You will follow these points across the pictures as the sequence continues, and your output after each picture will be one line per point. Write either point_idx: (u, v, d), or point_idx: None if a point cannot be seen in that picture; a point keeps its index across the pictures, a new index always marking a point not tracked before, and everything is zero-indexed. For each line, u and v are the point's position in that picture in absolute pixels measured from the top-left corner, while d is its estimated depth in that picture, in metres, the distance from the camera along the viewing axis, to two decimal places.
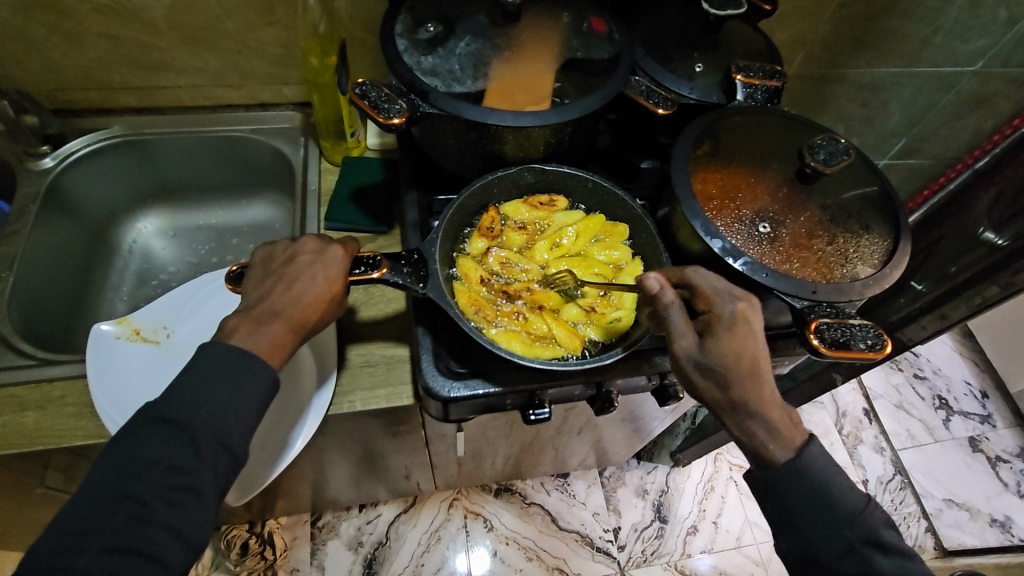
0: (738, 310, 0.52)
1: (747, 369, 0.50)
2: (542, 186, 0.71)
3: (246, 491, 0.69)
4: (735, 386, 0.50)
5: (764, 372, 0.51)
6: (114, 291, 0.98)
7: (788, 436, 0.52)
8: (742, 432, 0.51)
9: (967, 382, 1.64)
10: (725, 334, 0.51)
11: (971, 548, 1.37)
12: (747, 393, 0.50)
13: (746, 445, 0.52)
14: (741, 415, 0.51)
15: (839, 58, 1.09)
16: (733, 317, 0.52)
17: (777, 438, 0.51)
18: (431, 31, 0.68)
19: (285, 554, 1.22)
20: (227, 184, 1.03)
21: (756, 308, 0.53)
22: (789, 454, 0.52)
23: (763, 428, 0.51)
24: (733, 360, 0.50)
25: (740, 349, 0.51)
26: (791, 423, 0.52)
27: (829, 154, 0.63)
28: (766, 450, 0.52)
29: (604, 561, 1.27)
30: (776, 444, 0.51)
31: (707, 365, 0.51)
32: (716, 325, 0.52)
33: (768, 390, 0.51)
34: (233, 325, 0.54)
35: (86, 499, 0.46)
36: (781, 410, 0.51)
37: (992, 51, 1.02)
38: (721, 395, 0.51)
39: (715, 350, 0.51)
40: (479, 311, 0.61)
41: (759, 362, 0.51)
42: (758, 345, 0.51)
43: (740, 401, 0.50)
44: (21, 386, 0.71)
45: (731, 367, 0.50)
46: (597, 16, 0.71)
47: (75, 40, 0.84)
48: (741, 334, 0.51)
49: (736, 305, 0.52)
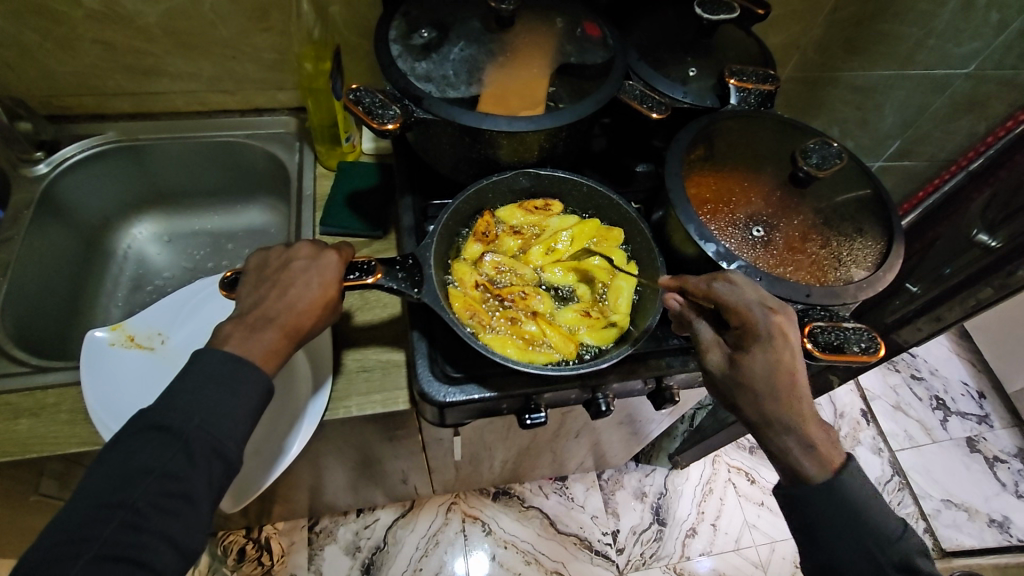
0: (774, 324, 0.52)
1: (779, 385, 0.51)
2: (538, 191, 0.71)
3: (242, 496, 0.69)
4: (769, 400, 0.51)
5: (800, 385, 0.51)
6: (110, 296, 0.97)
7: (826, 457, 0.51)
8: (776, 448, 0.52)
9: (964, 382, 1.64)
10: (758, 349, 0.52)
11: (970, 548, 1.37)
12: (781, 408, 0.50)
13: (779, 459, 0.52)
14: (775, 429, 0.51)
15: (833, 62, 1.06)
16: (768, 331, 0.51)
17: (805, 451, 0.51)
18: (425, 36, 0.68)
19: (282, 559, 1.22)
20: (223, 190, 1.03)
21: (792, 320, 0.53)
22: (827, 475, 0.51)
23: (799, 443, 0.51)
24: (766, 375, 0.51)
25: (775, 364, 0.51)
26: (829, 442, 0.51)
27: (822, 157, 0.63)
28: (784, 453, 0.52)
29: (603, 564, 1.26)
30: (814, 463, 0.51)
31: (737, 379, 0.52)
32: (749, 340, 0.52)
33: (804, 403, 0.51)
34: (228, 331, 0.54)
35: (78, 507, 0.45)
36: (819, 427, 0.51)
37: (984, 53, 1.05)
38: (753, 409, 0.52)
39: (745, 365, 0.52)
40: (473, 316, 0.61)
41: (795, 376, 0.51)
42: (795, 359, 0.51)
43: (773, 416, 0.51)
44: (15, 393, 0.71)
45: (761, 383, 0.51)
46: (591, 21, 0.72)
47: (68, 46, 0.84)
48: (777, 348, 0.51)
49: (771, 318, 0.52)
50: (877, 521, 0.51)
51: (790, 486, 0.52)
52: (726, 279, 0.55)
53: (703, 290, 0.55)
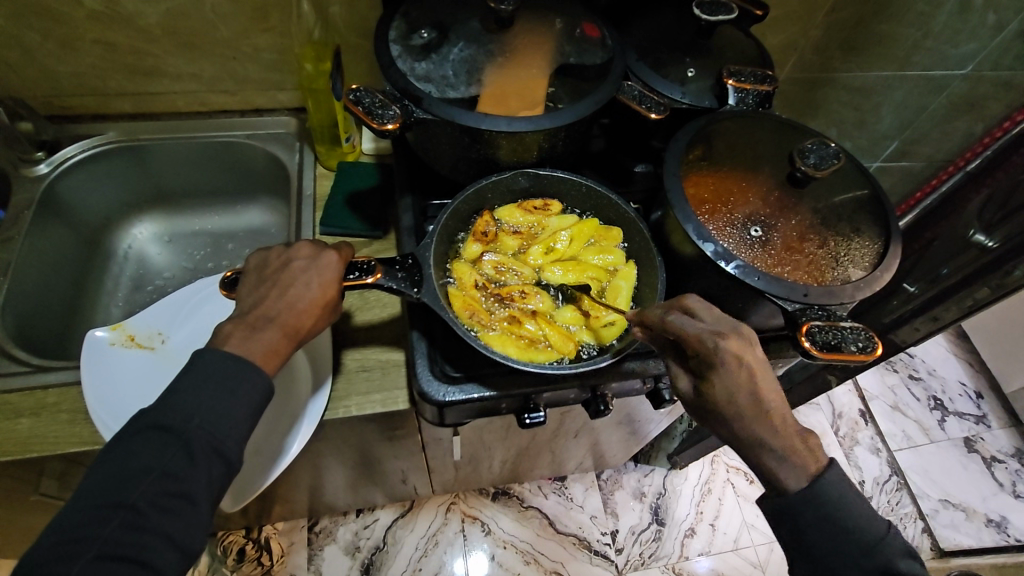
0: (727, 351, 0.51)
1: (747, 408, 0.51)
2: (536, 191, 0.71)
3: (242, 496, 0.69)
4: (738, 423, 0.51)
5: (766, 402, 0.51)
6: (110, 296, 0.98)
7: (804, 465, 0.51)
8: (757, 462, 0.52)
9: (962, 382, 1.64)
10: (718, 378, 0.51)
11: (967, 548, 1.37)
12: (751, 429, 0.51)
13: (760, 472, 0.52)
14: (751, 446, 0.51)
15: (831, 63, 1.07)
16: (723, 359, 0.51)
17: (800, 449, 0.51)
18: (425, 37, 0.68)
19: (282, 559, 1.22)
20: (223, 190, 1.03)
21: (748, 341, 0.52)
22: (803, 483, 0.51)
23: (774, 458, 0.51)
24: (731, 401, 0.51)
25: (737, 390, 0.51)
26: (804, 449, 0.51)
27: (820, 157, 0.64)
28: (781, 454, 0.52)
29: (602, 564, 1.27)
30: (790, 473, 0.51)
31: (705, 406, 0.52)
32: (709, 368, 0.52)
33: (775, 418, 0.51)
34: (228, 331, 0.54)
35: (79, 506, 0.46)
36: (792, 437, 0.51)
37: (981, 55, 1.05)
38: (726, 431, 0.52)
39: (710, 393, 0.51)
40: (473, 315, 0.61)
41: (760, 396, 0.51)
42: (756, 380, 0.51)
43: (746, 436, 0.51)
44: (15, 392, 0.71)
45: (730, 409, 0.51)
46: (590, 22, 0.72)
47: (69, 47, 0.84)
48: (735, 375, 0.50)
49: (723, 345, 0.51)
50: (873, 522, 0.52)
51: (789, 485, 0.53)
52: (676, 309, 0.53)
53: (655, 321, 0.54)
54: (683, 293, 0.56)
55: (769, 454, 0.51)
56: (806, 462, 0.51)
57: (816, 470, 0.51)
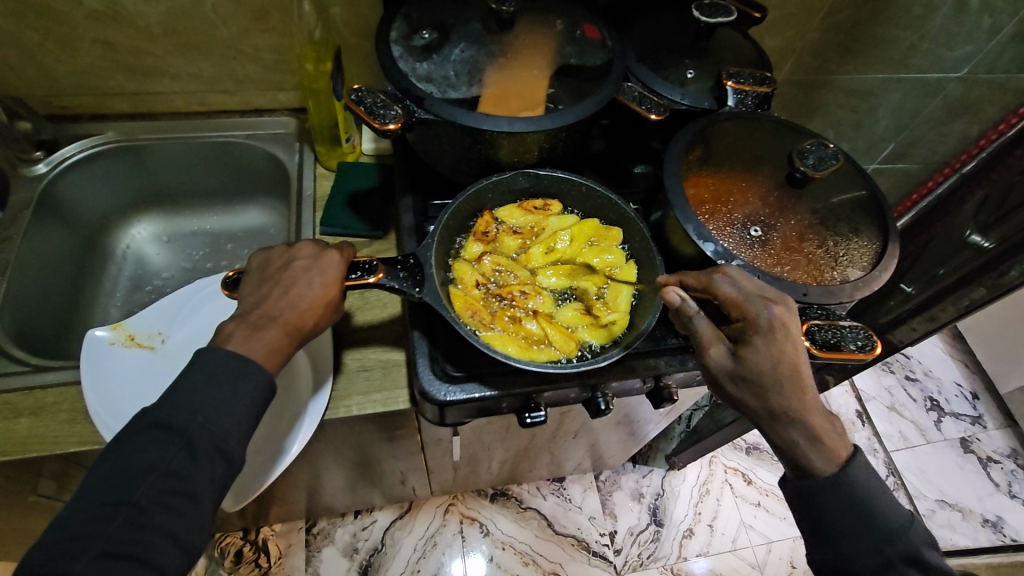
0: (774, 315, 0.53)
1: (785, 377, 0.51)
2: (537, 191, 0.72)
3: (242, 496, 0.69)
4: (772, 394, 0.50)
5: (802, 375, 0.51)
6: (108, 296, 0.97)
7: (832, 448, 0.51)
8: (782, 440, 0.52)
9: (958, 384, 1.65)
10: (762, 341, 0.52)
11: (964, 548, 1.38)
12: (784, 400, 0.50)
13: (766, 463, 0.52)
14: (779, 420, 0.51)
15: (828, 65, 1.10)
16: (769, 323, 0.52)
17: (822, 454, 0.51)
18: (426, 38, 0.69)
19: (279, 561, 1.22)
20: (222, 190, 1.03)
21: (792, 311, 0.54)
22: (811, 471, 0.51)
23: (804, 436, 0.51)
24: (770, 366, 0.51)
25: (777, 354, 0.51)
26: (834, 433, 0.52)
27: (818, 158, 0.64)
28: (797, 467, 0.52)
29: (601, 565, 1.27)
30: (819, 456, 0.51)
31: (741, 372, 0.51)
32: (751, 331, 0.53)
33: (808, 394, 0.51)
34: (230, 330, 0.54)
35: (81, 505, 0.45)
36: (824, 418, 0.51)
37: (976, 57, 1.06)
38: (756, 401, 0.51)
39: (750, 357, 0.51)
40: (474, 315, 0.62)
41: (797, 366, 0.51)
42: (795, 350, 0.52)
43: (778, 407, 0.50)
44: (14, 392, 0.71)
45: (767, 375, 0.51)
46: (590, 23, 0.72)
47: (69, 46, 0.84)
48: (779, 339, 0.52)
49: (770, 310, 0.53)
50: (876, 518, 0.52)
51: (797, 485, 0.53)
52: (725, 273, 0.56)
53: (702, 284, 0.56)
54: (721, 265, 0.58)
55: (798, 432, 0.51)
56: (810, 460, 0.51)
57: (825, 464, 0.51)
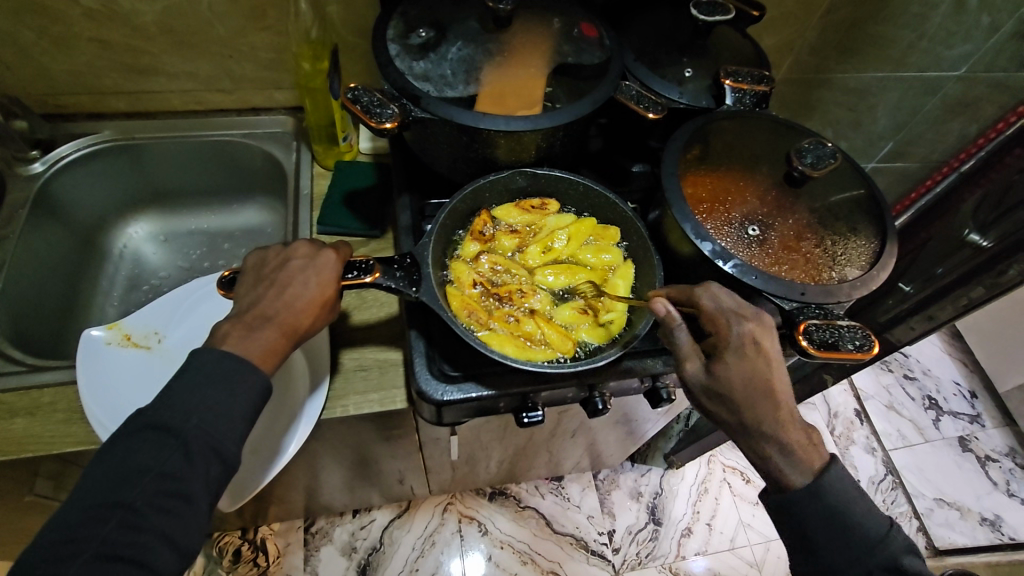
0: (746, 332, 0.52)
1: (757, 393, 0.51)
2: (534, 190, 0.72)
3: (239, 497, 0.69)
4: (745, 409, 0.51)
5: (778, 392, 0.51)
6: (105, 296, 0.97)
7: (806, 462, 0.51)
8: (754, 452, 0.52)
9: (956, 382, 1.65)
10: (733, 358, 0.52)
11: (962, 547, 1.38)
12: (759, 415, 0.51)
13: (763, 464, 0.52)
14: (753, 435, 0.51)
15: (827, 63, 1.12)
16: (741, 340, 0.52)
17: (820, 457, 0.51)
18: (423, 36, 0.68)
19: (278, 560, 1.22)
20: (219, 189, 1.03)
21: (766, 327, 0.53)
22: (810, 477, 0.51)
23: (778, 450, 0.51)
24: (743, 383, 0.51)
25: (749, 372, 0.51)
26: (810, 446, 0.52)
27: (817, 157, 0.64)
28: (797, 468, 0.51)
29: (599, 564, 1.27)
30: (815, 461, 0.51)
31: (715, 389, 0.52)
32: (723, 347, 0.52)
33: (783, 411, 0.51)
34: (226, 330, 0.54)
35: (75, 507, 0.45)
36: (799, 432, 0.51)
37: (976, 56, 1.04)
38: (731, 416, 0.52)
39: (722, 374, 0.52)
40: (471, 315, 0.61)
41: (772, 382, 0.51)
42: (769, 365, 0.52)
43: (751, 422, 0.51)
44: (10, 392, 0.71)
45: (740, 390, 0.51)
46: (587, 22, 0.72)
47: (65, 45, 0.84)
48: (750, 357, 0.51)
49: (744, 326, 0.52)
50: (873, 520, 0.52)
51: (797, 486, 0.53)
52: (706, 287, 0.55)
53: (686, 296, 0.56)
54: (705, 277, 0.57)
55: (773, 445, 0.51)
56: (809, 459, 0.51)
57: (822, 469, 0.52)
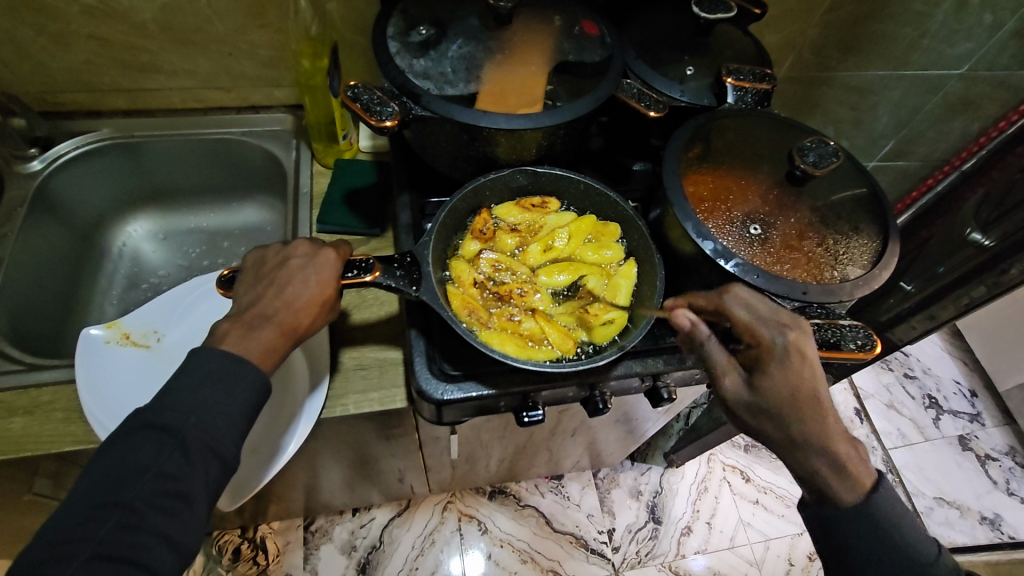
0: (788, 341, 0.51)
1: (805, 405, 0.50)
2: (535, 189, 0.71)
3: (238, 496, 0.69)
4: (793, 422, 0.50)
5: (824, 403, 0.50)
6: (104, 294, 0.97)
7: (856, 479, 0.51)
8: (804, 470, 0.51)
9: (956, 381, 1.65)
10: (776, 369, 0.51)
11: (961, 545, 1.38)
12: (807, 429, 0.50)
13: None
14: (802, 451, 0.50)
15: (828, 62, 1.07)
16: (785, 350, 0.51)
17: (824, 457, 0.51)
18: (423, 34, 0.68)
19: (278, 559, 1.21)
20: (218, 187, 1.03)
21: (807, 336, 0.52)
22: (813, 476, 0.51)
23: (822, 461, 0.50)
24: (790, 395, 0.50)
25: (794, 382, 0.50)
26: (857, 459, 0.51)
27: (819, 156, 0.64)
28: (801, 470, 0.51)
29: (599, 562, 1.27)
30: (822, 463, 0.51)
31: (760, 403, 0.51)
32: (766, 359, 0.52)
33: (832, 423, 0.50)
34: (225, 329, 0.54)
35: (74, 507, 0.45)
36: (848, 445, 0.50)
37: (978, 54, 1.05)
38: (778, 431, 0.50)
39: (766, 386, 0.51)
40: (471, 314, 0.61)
41: (818, 393, 0.50)
42: (814, 376, 0.51)
43: (800, 436, 0.50)
44: (8, 391, 0.71)
45: (786, 403, 0.50)
46: (589, 19, 0.72)
47: (62, 42, 0.83)
48: (794, 366, 0.51)
49: (785, 336, 0.52)
50: (892, 524, 0.52)
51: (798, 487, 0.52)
52: (738, 295, 0.55)
53: (716, 307, 0.55)
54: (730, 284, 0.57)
55: (813, 453, 0.50)
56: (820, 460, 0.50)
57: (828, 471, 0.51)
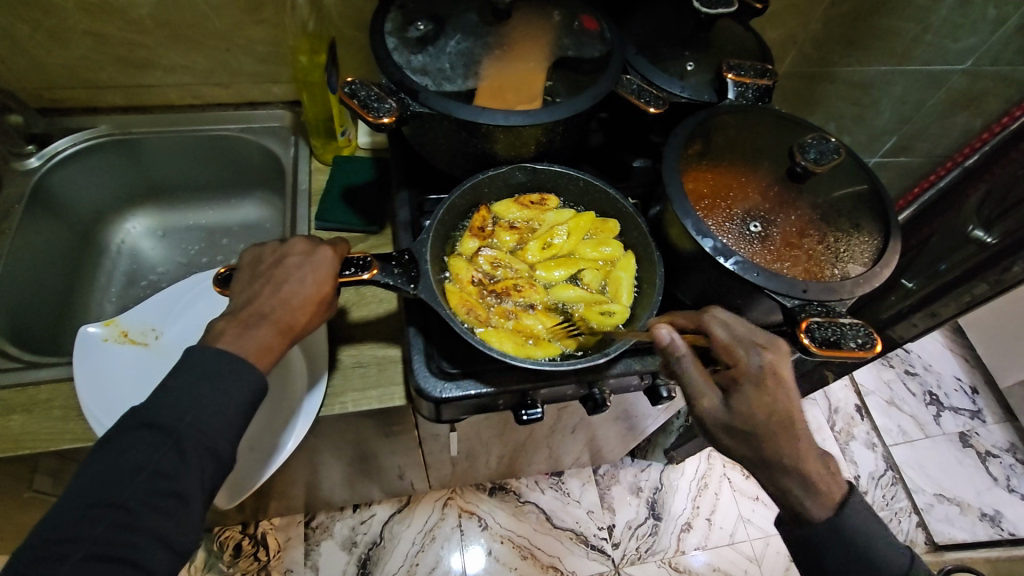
0: (765, 363, 0.50)
1: (778, 427, 0.50)
2: (533, 186, 0.71)
3: (235, 495, 0.69)
4: (767, 444, 0.50)
5: (797, 423, 0.51)
6: (103, 292, 0.97)
7: (826, 495, 0.52)
8: (788, 476, 0.51)
9: (957, 378, 1.65)
10: (752, 390, 0.50)
11: (961, 542, 1.38)
12: (780, 450, 0.50)
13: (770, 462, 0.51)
14: (773, 468, 0.51)
15: (829, 57, 1.07)
16: (760, 372, 0.50)
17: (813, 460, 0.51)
18: (421, 29, 0.67)
19: (278, 555, 1.22)
20: (217, 184, 1.02)
21: (783, 355, 0.51)
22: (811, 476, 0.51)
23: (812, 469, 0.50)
24: (764, 417, 0.50)
25: (769, 405, 0.50)
26: (829, 477, 0.52)
27: (820, 152, 0.63)
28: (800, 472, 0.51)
29: (599, 558, 1.27)
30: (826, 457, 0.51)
31: (735, 425, 0.50)
32: (742, 379, 0.51)
33: (803, 444, 0.51)
34: (221, 327, 0.54)
35: (69, 506, 0.45)
36: (818, 463, 0.51)
37: (981, 49, 1.04)
38: (752, 452, 0.50)
39: (741, 408, 0.50)
40: (470, 311, 0.61)
41: (791, 413, 0.50)
42: (788, 397, 0.50)
43: (773, 456, 0.50)
44: (7, 388, 0.71)
45: (760, 425, 0.50)
46: (588, 15, 0.71)
47: (59, 38, 0.83)
48: (769, 388, 0.50)
49: (761, 357, 0.51)
50: (872, 533, 0.53)
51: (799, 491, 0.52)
52: (716, 313, 0.54)
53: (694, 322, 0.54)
54: (709, 302, 0.55)
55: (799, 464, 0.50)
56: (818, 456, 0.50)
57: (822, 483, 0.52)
